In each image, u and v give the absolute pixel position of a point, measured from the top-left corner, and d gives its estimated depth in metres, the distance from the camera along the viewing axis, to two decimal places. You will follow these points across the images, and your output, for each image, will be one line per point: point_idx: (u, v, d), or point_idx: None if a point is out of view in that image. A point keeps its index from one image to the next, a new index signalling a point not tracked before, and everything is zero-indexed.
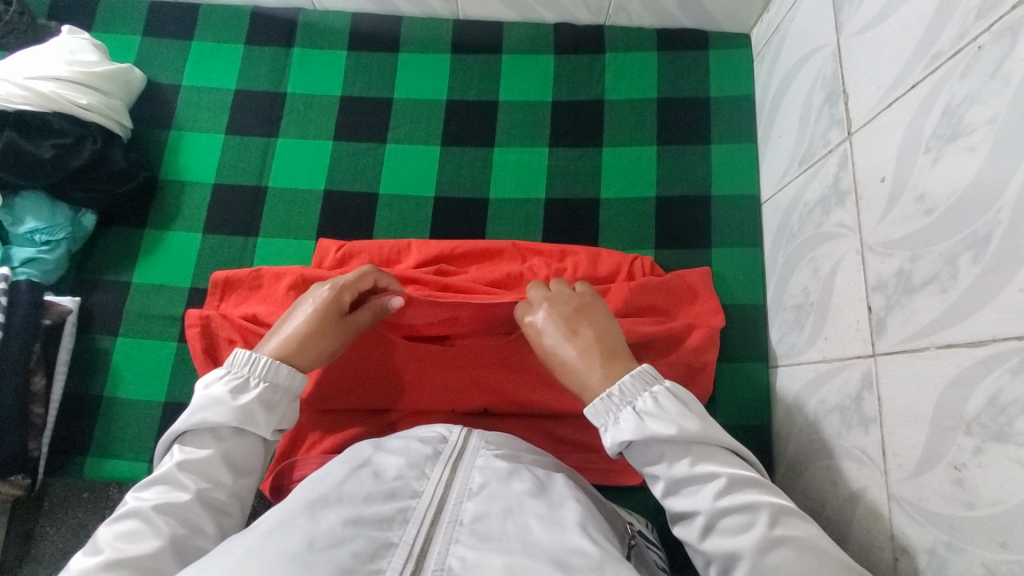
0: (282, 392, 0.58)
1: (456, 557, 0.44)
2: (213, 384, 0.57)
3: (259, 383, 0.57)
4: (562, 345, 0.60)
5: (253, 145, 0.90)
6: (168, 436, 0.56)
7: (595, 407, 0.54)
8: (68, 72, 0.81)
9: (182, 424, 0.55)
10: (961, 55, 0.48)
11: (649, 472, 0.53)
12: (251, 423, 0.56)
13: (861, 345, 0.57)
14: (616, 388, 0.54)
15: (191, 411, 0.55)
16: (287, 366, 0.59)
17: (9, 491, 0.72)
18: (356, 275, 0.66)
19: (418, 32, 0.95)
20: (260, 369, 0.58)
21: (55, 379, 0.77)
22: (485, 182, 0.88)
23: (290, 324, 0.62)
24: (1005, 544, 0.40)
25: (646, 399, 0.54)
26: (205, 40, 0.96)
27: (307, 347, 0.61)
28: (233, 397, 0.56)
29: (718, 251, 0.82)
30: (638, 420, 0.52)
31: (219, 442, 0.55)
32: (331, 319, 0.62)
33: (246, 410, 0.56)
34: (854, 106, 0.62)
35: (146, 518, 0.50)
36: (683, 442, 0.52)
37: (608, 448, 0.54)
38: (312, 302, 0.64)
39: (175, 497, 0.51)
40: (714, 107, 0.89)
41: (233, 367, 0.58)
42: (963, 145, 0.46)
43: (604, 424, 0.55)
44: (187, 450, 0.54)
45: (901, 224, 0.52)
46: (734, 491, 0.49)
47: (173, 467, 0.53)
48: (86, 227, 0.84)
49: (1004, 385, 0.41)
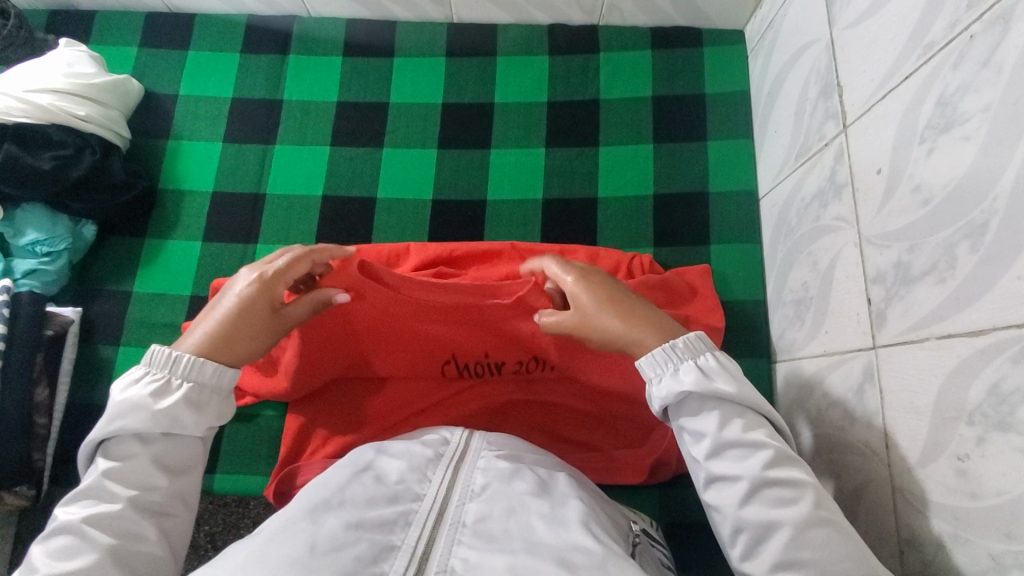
0: (209, 390, 0.56)
1: (459, 558, 0.44)
2: (132, 388, 0.54)
3: (182, 384, 0.54)
4: (602, 315, 0.58)
5: (251, 153, 0.91)
6: (90, 444, 0.53)
7: (654, 356, 0.54)
8: (66, 84, 0.82)
9: (99, 432, 0.52)
10: (952, 45, 0.48)
11: (694, 430, 0.52)
12: (177, 427, 0.53)
13: (862, 337, 0.57)
14: (682, 340, 0.54)
15: (108, 419, 0.52)
16: (213, 364, 0.55)
17: (14, 502, 0.72)
18: (287, 262, 0.61)
19: (412, 37, 0.96)
20: (182, 369, 0.55)
21: (59, 390, 0.78)
22: (482, 184, 0.88)
23: (211, 318, 0.58)
24: (1010, 534, 0.40)
25: (708, 357, 0.54)
26: (202, 49, 0.96)
27: (234, 345, 0.58)
28: (153, 402, 0.53)
29: (717, 247, 0.82)
30: (703, 375, 0.52)
31: (146, 446, 0.53)
32: (262, 317, 0.59)
33: (169, 413, 0.53)
34: (849, 98, 0.62)
35: (78, 531, 0.48)
36: (738, 405, 0.52)
37: (660, 396, 0.53)
38: (234, 296, 0.59)
39: (106, 507, 0.50)
40: (710, 104, 0.89)
41: (153, 367, 0.55)
42: (958, 134, 0.46)
43: (658, 374, 0.54)
44: (112, 458, 0.52)
45: (898, 216, 0.52)
46: (781, 464, 0.49)
47: (99, 478, 0.51)
48: (87, 237, 0.84)
49: (1006, 373, 0.41)
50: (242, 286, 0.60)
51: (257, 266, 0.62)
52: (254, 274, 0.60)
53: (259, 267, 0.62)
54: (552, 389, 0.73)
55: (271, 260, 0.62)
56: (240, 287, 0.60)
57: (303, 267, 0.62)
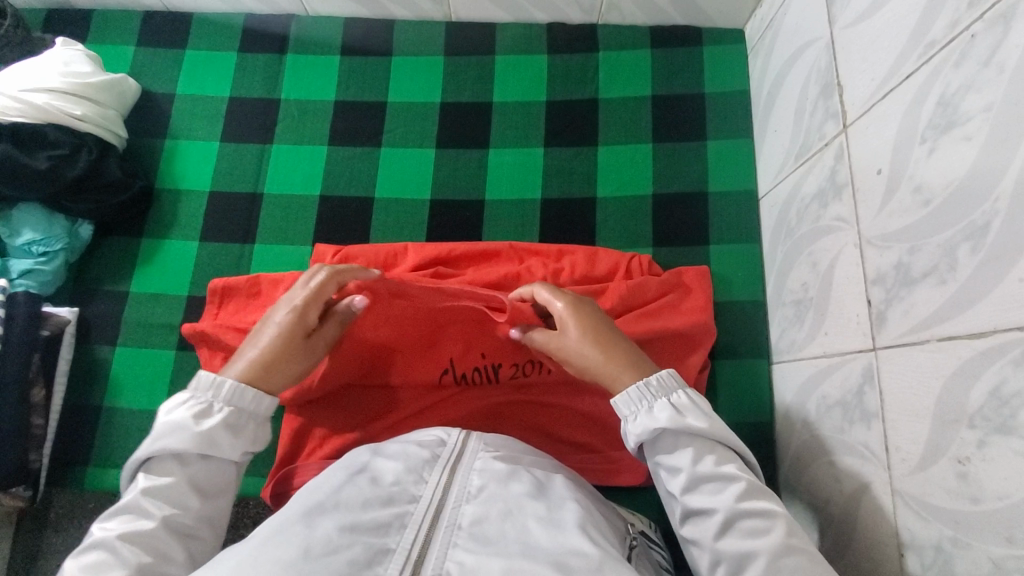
0: (248, 415, 0.56)
1: (455, 561, 0.43)
2: (176, 409, 0.54)
3: (224, 407, 0.54)
4: (583, 347, 0.57)
5: (248, 152, 0.90)
6: (129, 464, 0.53)
7: (628, 394, 0.54)
8: (61, 83, 0.81)
9: (142, 450, 0.52)
10: (953, 44, 0.47)
11: (669, 466, 0.52)
12: (216, 449, 0.53)
13: (863, 338, 0.56)
14: (655, 377, 0.55)
15: (153, 439, 0.52)
16: (253, 391, 0.56)
17: (9, 503, 0.72)
18: (319, 284, 0.61)
19: (411, 36, 0.95)
20: (225, 394, 0.55)
21: (54, 391, 0.78)
22: (480, 184, 0.88)
23: (252, 347, 0.59)
24: (1011, 539, 0.40)
25: (680, 395, 0.54)
26: (199, 48, 0.96)
27: (276, 371, 0.58)
28: (196, 423, 0.53)
29: (717, 247, 0.82)
30: (676, 412, 0.52)
31: (184, 467, 0.52)
32: (298, 339, 0.59)
33: (211, 435, 0.53)
34: (849, 98, 0.61)
35: (112, 548, 0.47)
36: (711, 442, 0.52)
37: (635, 434, 0.53)
38: (274, 323, 0.60)
39: (141, 526, 0.49)
40: (710, 103, 0.88)
41: (196, 391, 0.55)
42: (959, 135, 0.46)
43: (633, 412, 0.54)
44: (152, 476, 0.52)
45: (899, 216, 0.52)
46: (754, 497, 0.49)
47: (137, 495, 0.50)
48: (83, 237, 0.84)
49: (1007, 376, 0.40)
50: (281, 314, 0.60)
51: (290, 293, 0.62)
52: (292, 297, 0.61)
53: (291, 294, 0.62)
54: (551, 389, 0.72)
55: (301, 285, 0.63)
56: (279, 314, 0.60)
57: (332, 288, 0.62)
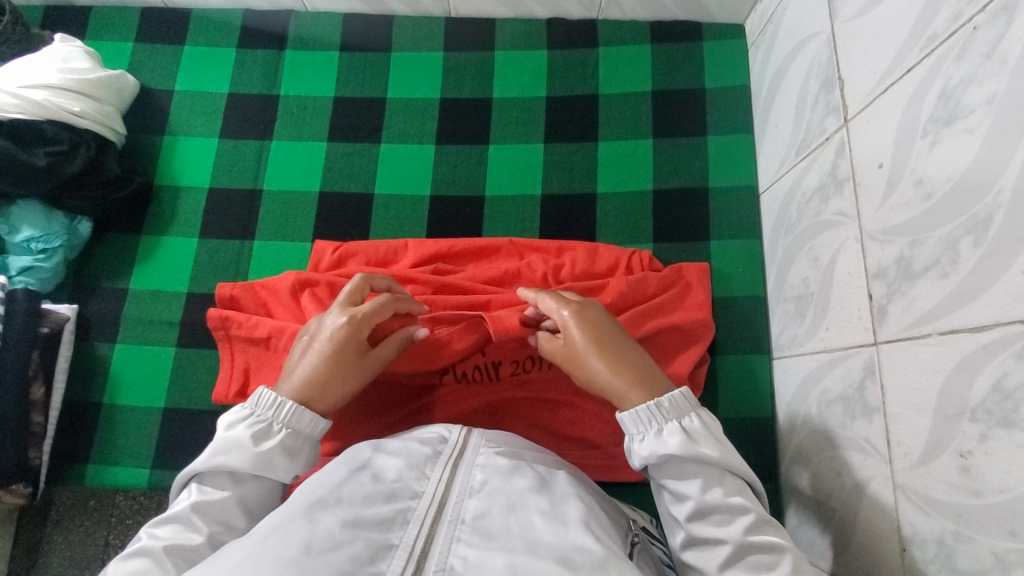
0: (304, 438, 0.57)
1: (458, 556, 0.43)
2: (236, 426, 0.56)
3: (282, 429, 0.56)
4: (592, 360, 0.57)
5: (247, 148, 0.90)
6: (187, 472, 0.55)
7: (637, 413, 0.54)
8: (60, 80, 0.81)
9: (200, 463, 0.53)
10: (955, 36, 0.47)
11: (677, 491, 0.52)
12: (269, 471, 0.54)
13: (864, 333, 0.56)
14: (667, 398, 0.54)
15: (212, 452, 0.54)
16: (310, 413, 0.57)
17: (11, 500, 0.72)
18: (373, 308, 0.62)
19: (410, 32, 0.95)
20: (285, 415, 0.56)
21: (55, 388, 0.77)
22: (480, 180, 0.88)
23: (303, 363, 0.59)
24: (1014, 532, 0.40)
25: (693, 418, 0.54)
26: (197, 44, 0.96)
27: (329, 391, 0.59)
28: (255, 444, 0.54)
29: (718, 243, 0.82)
30: (688, 438, 0.52)
31: (238, 485, 0.54)
32: (350, 360, 0.60)
33: (267, 457, 0.54)
34: (850, 92, 0.61)
35: (156, 557, 0.49)
36: (721, 469, 0.52)
37: (643, 455, 0.53)
38: (324, 339, 0.60)
39: (188, 540, 0.51)
40: (710, 98, 0.88)
41: (258, 409, 0.57)
42: (961, 127, 0.46)
43: (641, 432, 0.54)
44: (206, 489, 0.53)
45: (900, 210, 0.51)
46: (762, 530, 0.49)
47: (189, 507, 0.52)
48: (82, 234, 0.83)
49: (1009, 370, 0.40)
50: (331, 330, 0.60)
51: (341, 310, 0.62)
52: (343, 316, 0.61)
53: (342, 311, 0.62)
54: (551, 384, 0.72)
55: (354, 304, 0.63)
56: (330, 330, 0.61)
57: (385, 314, 0.62)
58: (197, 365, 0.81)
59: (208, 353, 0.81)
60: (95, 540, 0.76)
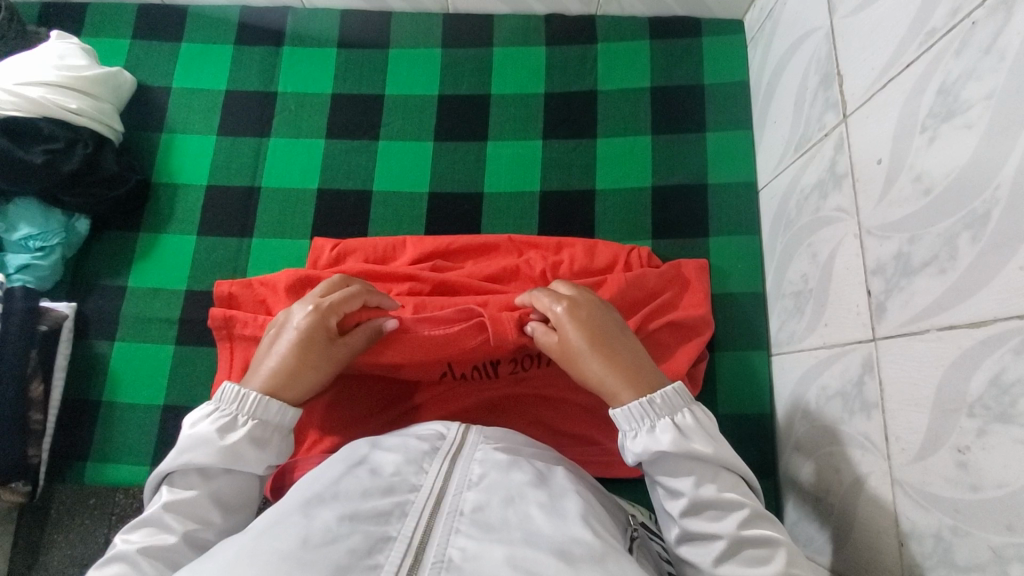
0: (272, 427, 0.57)
1: (456, 548, 0.43)
2: (201, 422, 0.56)
3: (248, 421, 0.56)
4: (587, 358, 0.57)
5: (245, 146, 0.90)
6: (155, 475, 0.55)
7: (630, 409, 0.54)
8: (57, 77, 0.81)
9: (169, 463, 0.54)
10: (954, 32, 0.47)
11: (671, 487, 0.52)
12: (239, 463, 0.55)
13: (862, 329, 0.56)
14: (660, 395, 0.54)
15: (178, 451, 0.54)
16: (277, 402, 0.57)
17: (9, 498, 0.72)
18: (344, 296, 0.62)
19: (408, 28, 0.95)
20: (249, 407, 0.56)
21: (54, 385, 0.77)
22: (479, 176, 0.88)
23: (273, 354, 0.60)
24: (1010, 526, 0.40)
25: (685, 414, 0.54)
26: (195, 41, 0.95)
27: (297, 381, 0.59)
28: (221, 437, 0.55)
29: (717, 239, 0.82)
30: (680, 434, 0.52)
31: (208, 481, 0.54)
32: (318, 350, 0.60)
33: (234, 450, 0.54)
34: (848, 88, 0.61)
35: (132, 561, 0.49)
36: (714, 465, 0.52)
37: (635, 452, 0.53)
38: (293, 328, 0.60)
39: (162, 540, 0.51)
40: (709, 94, 0.88)
41: (222, 404, 0.57)
42: (960, 123, 0.45)
43: (633, 428, 0.54)
44: (175, 489, 0.54)
45: (899, 206, 0.51)
46: (756, 524, 0.49)
47: (159, 509, 0.52)
48: (80, 231, 0.83)
49: (1007, 365, 0.40)
50: (299, 320, 0.61)
51: (309, 300, 0.63)
52: (312, 304, 0.61)
53: (310, 301, 0.62)
54: (550, 381, 0.71)
55: (323, 295, 0.63)
56: (299, 319, 0.61)
57: (355, 303, 0.63)
58: (195, 363, 0.81)
59: (206, 350, 0.81)
60: (95, 538, 0.76)
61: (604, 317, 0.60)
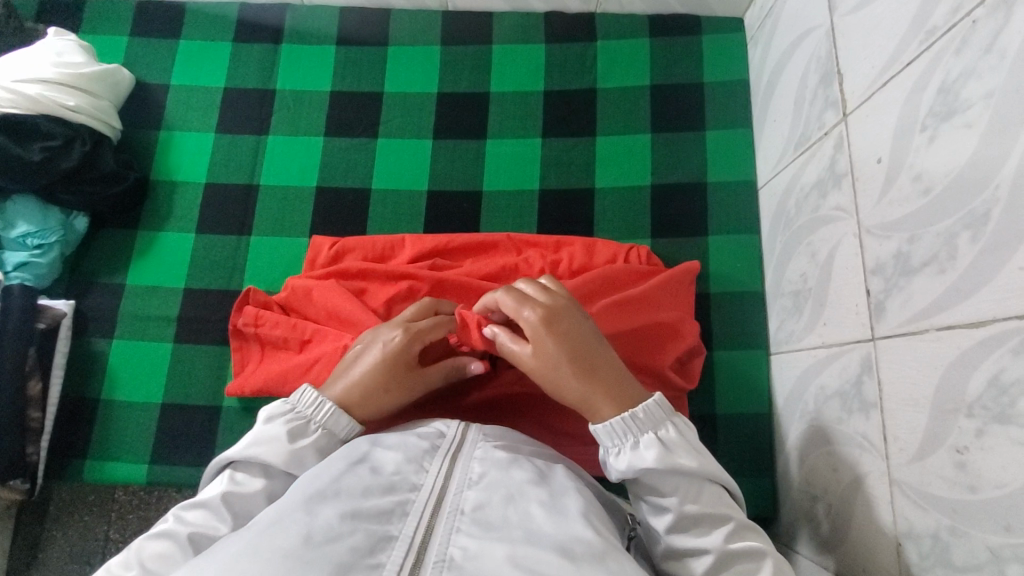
0: (337, 441, 0.56)
1: (458, 547, 0.43)
2: (276, 419, 0.55)
3: (318, 429, 0.56)
4: (565, 377, 0.55)
5: (243, 144, 0.90)
6: (223, 458, 0.54)
7: (612, 426, 0.52)
8: (54, 74, 0.81)
9: (236, 453, 0.53)
10: (955, 30, 0.47)
11: (656, 503, 0.51)
12: (300, 470, 0.54)
13: (861, 328, 0.56)
14: (642, 409, 0.52)
15: (249, 443, 0.53)
16: (347, 418, 0.57)
17: (8, 495, 0.73)
18: (433, 326, 0.62)
19: (407, 25, 0.94)
20: (323, 416, 0.56)
21: (52, 383, 0.77)
22: (478, 175, 0.87)
23: (357, 369, 0.60)
24: (1009, 527, 0.40)
25: (668, 428, 0.52)
26: (193, 38, 0.95)
27: (371, 402, 0.58)
28: (290, 440, 0.54)
29: (716, 238, 0.81)
30: (664, 450, 0.50)
31: (268, 479, 0.54)
32: (398, 373, 0.59)
33: (299, 456, 0.53)
34: (849, 87, 0.61)
35: (180, 543, 0.49)
36: (699, 479, 0.51)
37: (620, 469, 0.52)
38: (381, 346, 0.60)
39: (212, 530, 0.51)
40: (709, 93, 0.88)
41: (298, 407, 0.57)
42: (960, 122, 0.45)
43: (617, 445, 0.52)
44: (238, 480, 0.53)
45: (899, 205, 0.51)
46: (741, 536, 0.49)
47: (218, 497, 0.52)
48: (78, 229, 0.83)
49: (1006, 365, 0.40)
50: (389, 342, 0.60)
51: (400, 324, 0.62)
52: (400, 329, 0.61)
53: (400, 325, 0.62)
54: None
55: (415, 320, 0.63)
56: (388, 338, 0.61)
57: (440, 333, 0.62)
58: (195, 361, 0.81)
59: (205, 348, 0.81)
60: (94, 535, 0.77)
61: (578, 326, 0.56)
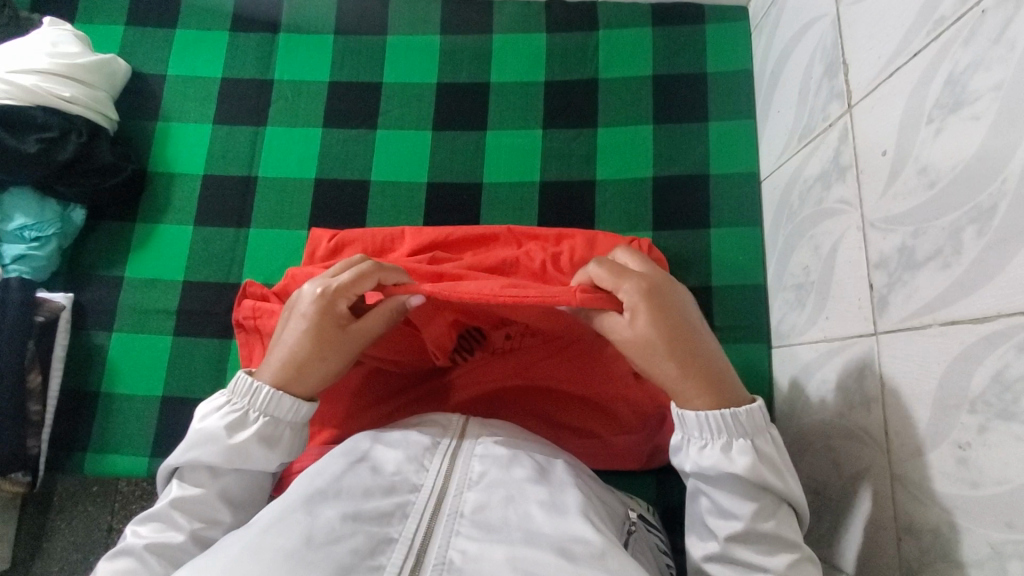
0: (285, 425, 0.56)
1: (457, 550, 0.43)
2: (211, 416, 0.55)
3: (258, 417, 0.55)
4: (662, 360, 0.52)
5: (242, 135, 0.89)
6: (166, 466, 0.55)
7: (709, 417, 0.51)
8: (49, 64, 0.80)
9: (177, 458, 0.54)
10: (964, 20, 0.46)
11: (727, 509, 0.51)
12: (246, 461, 0.54)
13: (864, 323, 0.56)
14: (747, 414, 0.51)
15: (186, 446, 0.54)
16: (288, 398, 0.55)
17: (9, 488, 0.73)
18: (353, 276, 0.56)
19: (406, 14, 0.93)
20: (260, 402, 0.55)
21: (52, 376, 0.77)
22: (479, 166, 0.87)
23: (283, 344, 0.56)
24: (1011, 524, 0.39)
25: (766, 441, 0.51)
26: (189, 27, 0.94)
27: (306, 374, 0.56)
28: (228, 434, 0.54)
29: (718, 231, 0.81)
30: (757, 463, 0.50)
31: (216, 479, 0.54)
32: (328, 337, 0.56)
33: (242, 448, 0.54)
34: (854, 78, 0.60)
35: (138, 556, 0.50)
36: (778, 497, 0.51)
37: (703, 464, 0.51)
38: (302, 313, 0.56)
39: (169, 538, 0.52)
40: (711, 83, 0.87)
41: (234, 397, 0.56)
42: (967, 114, 0.45)
43: (706, 439, 0.52)
44: (185, 484, 0.54)
45: (903, 198, 0.51)
46: (802, 565, 0.49)
47: (167, 505, 0.53)
48: (76, 222, 0.83)
49: (1010, 362, 0.40)
50: (306, 305, 0.56)
51: (321, 279, 0.58)
52: (315, 290, 0.57)
53: (321, 280, 0.58)
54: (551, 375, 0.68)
55: (336, 272, 0.58)
56: (305, 303, 0.57)
57: (367, 283, 0.57)
58: (195, 353, 0.81)
59: (204, 342, 0.81)
60: (99, 526, 0.77)
61: (681, 312, 0.54)
